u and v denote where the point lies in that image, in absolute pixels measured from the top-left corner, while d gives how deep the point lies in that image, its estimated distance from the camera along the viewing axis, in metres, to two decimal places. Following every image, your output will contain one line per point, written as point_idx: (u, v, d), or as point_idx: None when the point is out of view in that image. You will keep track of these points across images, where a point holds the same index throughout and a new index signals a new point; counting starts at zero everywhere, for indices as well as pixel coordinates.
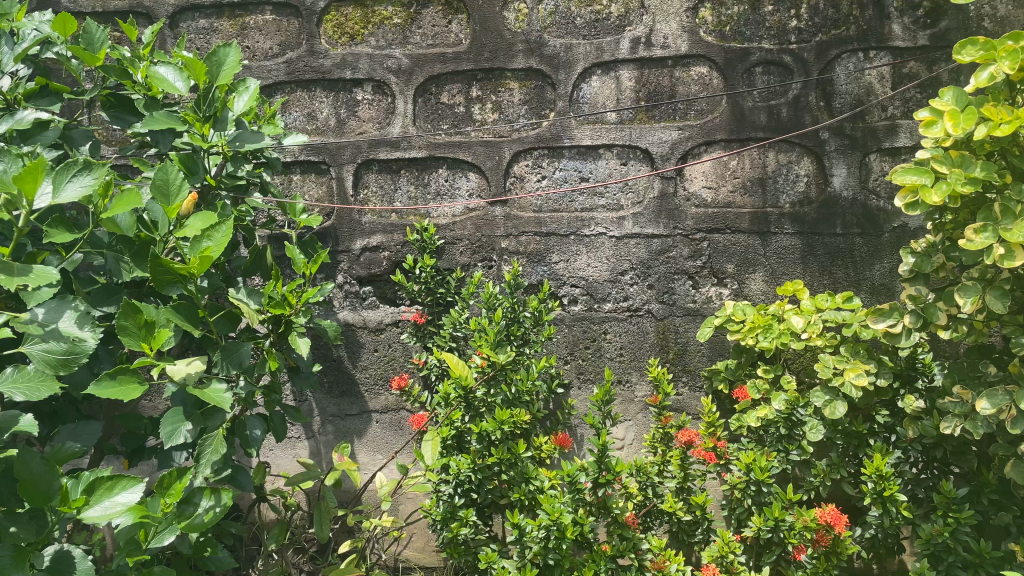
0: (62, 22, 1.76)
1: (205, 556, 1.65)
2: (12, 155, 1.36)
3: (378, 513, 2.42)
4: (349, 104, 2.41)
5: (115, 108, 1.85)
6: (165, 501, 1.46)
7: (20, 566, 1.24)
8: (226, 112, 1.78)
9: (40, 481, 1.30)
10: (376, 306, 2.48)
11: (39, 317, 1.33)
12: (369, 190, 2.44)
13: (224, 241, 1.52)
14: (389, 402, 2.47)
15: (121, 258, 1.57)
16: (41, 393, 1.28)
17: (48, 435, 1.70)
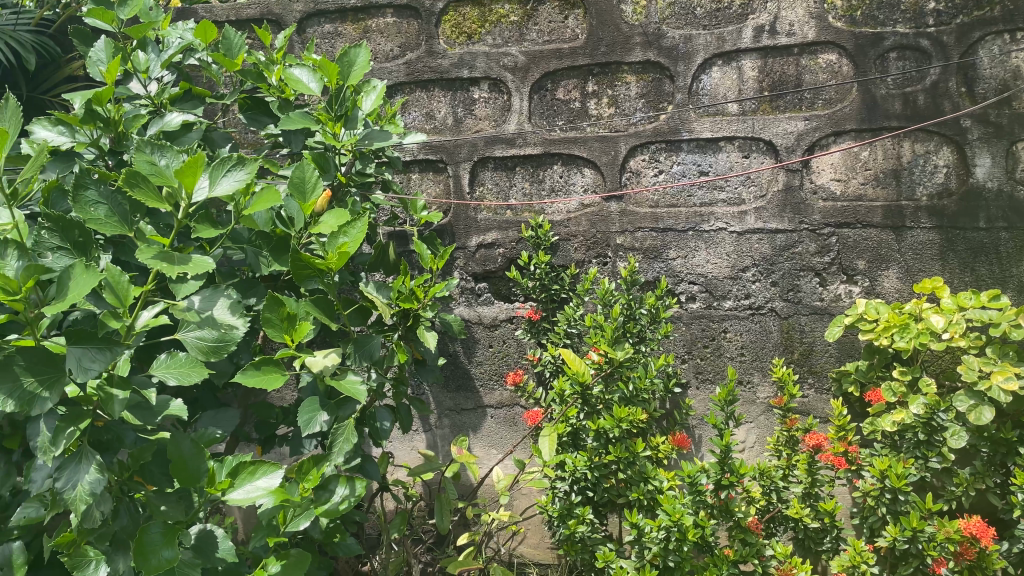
0: (204, 29, 1.85)
1: (334, 541, 1.71)
2: (172, 150, 1.43)
3: (495, 507, 2.44)
4: (466, 103, 2.44)
5: (251, 110, 1.94)
6: (304, 486, 1.55)
7: (170, 543, 1.31)
8: (356, 112, 1.84)
9: (189, 462, 1.38)
10: (491, 303, 2.51)
11: (197, 304, 1.40)
12: (485, 187, 2.46)
13: (359, 237, 1.57)
14: (504, 398, 2.48)
15: (259, 253, 1.65)
16: (192, 377, 1.35)
17: (191, 421, 1.80)
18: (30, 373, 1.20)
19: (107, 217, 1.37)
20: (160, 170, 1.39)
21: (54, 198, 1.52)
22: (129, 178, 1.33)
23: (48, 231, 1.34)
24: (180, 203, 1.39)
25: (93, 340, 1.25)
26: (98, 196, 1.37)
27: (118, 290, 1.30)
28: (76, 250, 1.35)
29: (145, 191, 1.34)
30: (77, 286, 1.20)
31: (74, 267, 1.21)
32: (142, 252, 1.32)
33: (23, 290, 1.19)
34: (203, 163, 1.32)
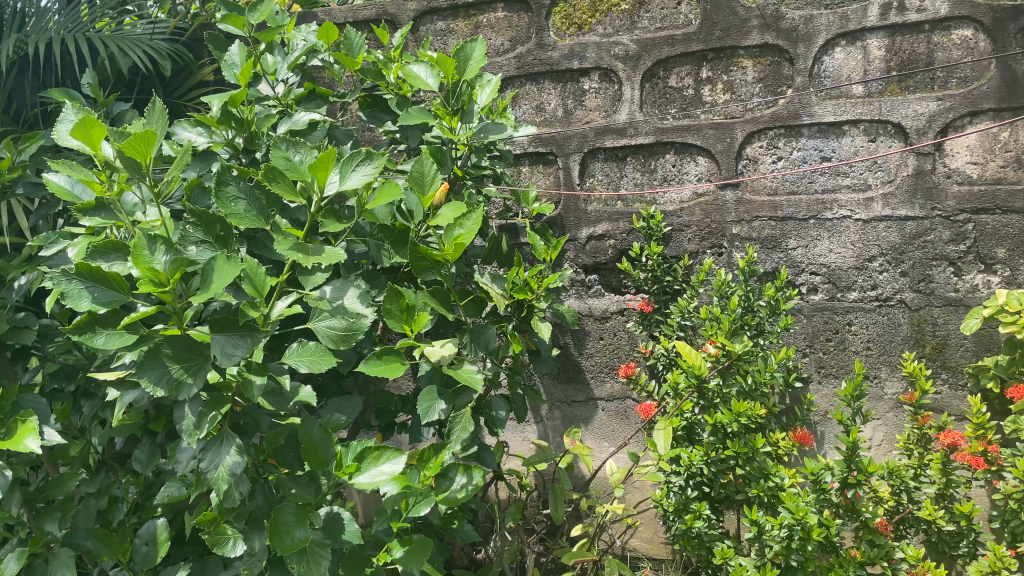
0: (327, 30, 1.93)
1: (452, 528, 1.74)
2: (305, 146, 1.51)
3: (608, 500, 2.44)
4: (576, 94, 2.43)
5: (371, 107, 2.01)
6: (424, 473, 1.58)
7: (302, 523, 1.38)
8: (472, 105, 1.87)
9: (319, 446, 1.43)
10: (602, 294, 2.48)
11: (327, 294, 1.48)
12: (595, 178, 2.44)
13: (475, 228, 1.59)
14: (615, 390, 2.46)
15: (381, 246, 1.69)
16: (322, 365, 1.39)
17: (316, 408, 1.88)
18: (177, 361, 1.29)
19: (246, 212, 1.45)
20: (296, 165, 1.46)
21: (196, 195, 1.61)
22: (267, 173, 1.43)
23: (192, 226, 1.43)
24: (313, 196, 1.46)
25: (235, 328, 1.31)
26: (238, 191, 1.45)
27: (256, 282, 1.37)
28: (219, 243, 1.43)
29: (282, 186, 1.44)
30: (219, 277, 1.25)
31: (217, 259, 1.26)
32: (280, 243, 1.42)
33: (171, 282, 1.27)
34: (335, 158, 1.38)
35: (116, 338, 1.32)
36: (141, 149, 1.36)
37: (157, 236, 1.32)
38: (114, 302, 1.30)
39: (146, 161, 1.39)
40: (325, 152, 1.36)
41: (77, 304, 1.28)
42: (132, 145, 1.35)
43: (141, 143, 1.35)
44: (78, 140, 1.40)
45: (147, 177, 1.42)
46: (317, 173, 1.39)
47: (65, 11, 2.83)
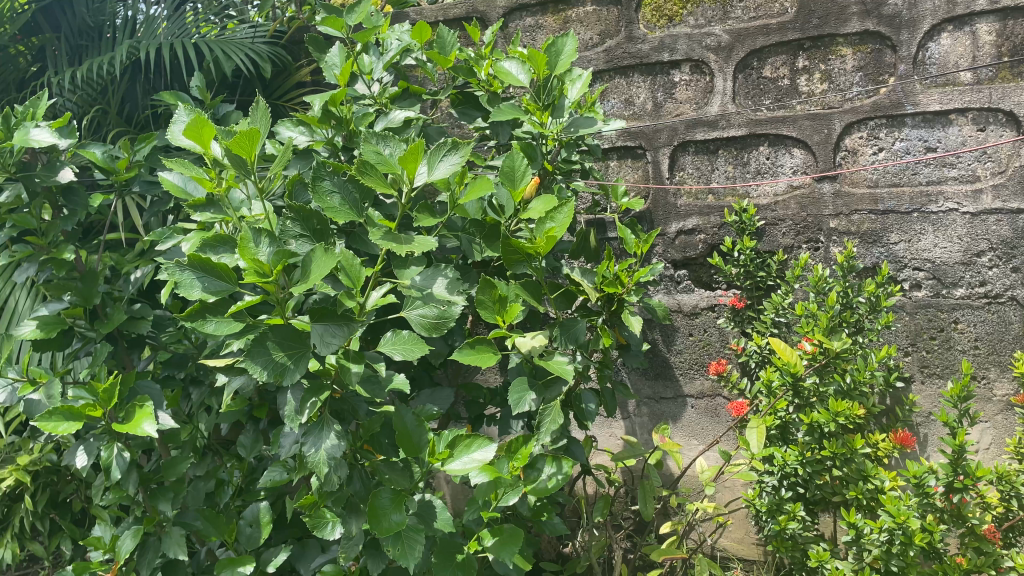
0: (420, 30, 1.96)
1: (541, 520, 1.76)
2: (395, 140, 1.54)
3: (698, 497, 2.41)
4: (666, 86, 2.39)
5: (462, 105, 2.03)
6: (513, 463, 1.58)
7: (398, 507, 1.41)
8: (563, 100, 1.88)
9: (413, 434, 1.48)
10: (692, 290, 2.44)
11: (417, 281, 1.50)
12: (686, 172, 2.40)
13: (566, 221, 1.60)
14: (705, 387, 2.43)
15: (473, 240, 1.75)
16: (415, 352, 1.43)
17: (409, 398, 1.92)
18: (280, 349, 1.34)
19: (341, 206, 1.47)
20: (386, 158, 1.47)
21: (297, 191, 1.65)
22: (360, 167, 1.44)
23: (291, 220, 1.47)
24: (404, 188, 1.49)
25: (333, 318, 1.36)
26: (333, 185, 1.47)
27: (352, 272, 1.39)
28: (316, 237, 1.47)
29: (375, 179, 1.45)
30: (318, 268, 1.30)
31: (315, 251, 1.32)
32: (372, 235, 1.45)
33: (273, 272, 1.31)
34: (424, 151, 1.40)
35: (225, 326, 1.38)
36: (246, 146, 1.42)
37: (261, 229, 1.40)
38: (222, 292, 1.36)
39: (251, 157, 1.46)
40: (413, 145, 1.39)
41: (189, 293, 1.34)
42: (238, 143, 1.41)
43: (247, 141, 1.41)
44: (190, 139, 1.46)
45: (252, 171, 1.49)
46: (406, 166, 1.42)
47: (173, 18, 3.08)
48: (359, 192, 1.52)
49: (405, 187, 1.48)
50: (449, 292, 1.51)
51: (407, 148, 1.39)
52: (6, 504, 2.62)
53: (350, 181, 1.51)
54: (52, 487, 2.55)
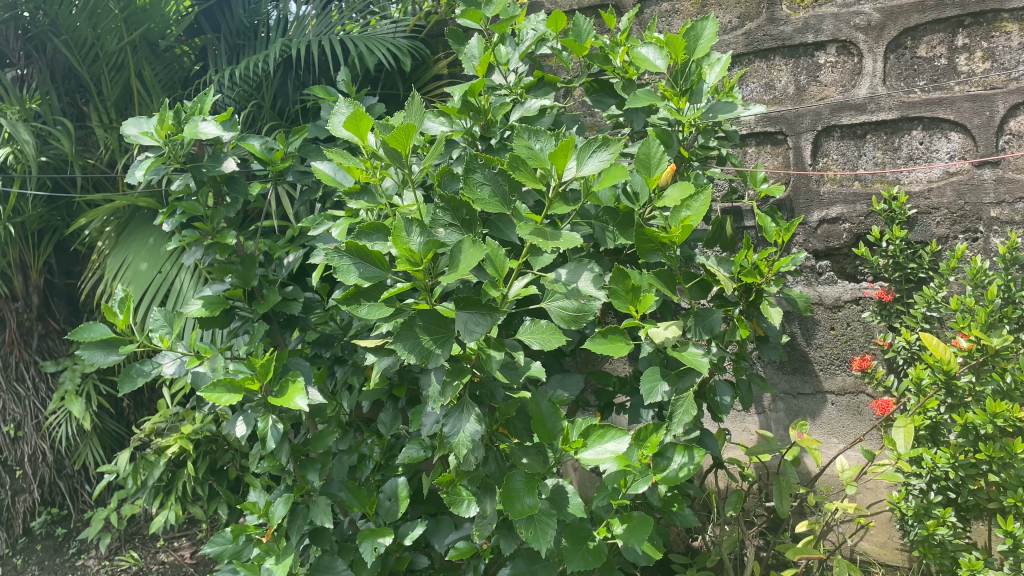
0: (556, 19, 1.97)
1: (671, 511, 1.74)
2: (546, 135, 1.54)
3: (838, 497, 2.32)
4: (810, 69, 2.30)
5: (597, 92, 2.04)
6: (642, 452, 1.57)
7: (531, 490, 1.45)
8: (701, 85, 1.84)
9: (546, 420, 1.50)
10: (835, 282, 2.35)
11: (563, 277, 1.50)
12: (830, 158, 2.31)
13: (702, 210, 1.56)
14: (847, 384, 2.33)
15: (606, 228, 1.75)
16: (552, 343, 1.46)
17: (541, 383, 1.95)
18: (427, 333, 1.40)
19: (490, 198, 1.50)
20: (536, 153, 1.49)
21: (446, 181, 1.71)
22: (511, 161, 1.47)
23: (441, 209, 1.51)
24: (552, 181, 1.50)
25: (477, 306, 1.40)
26: (484, 178, 1.50)
27: (497, 262, 1.43)
28: (464, 227, 1.50)
29: (525, 174, 1.47)
30: (466, 261, 1.32)
31: (464, 242, 1.34)
32: (521, 228, 1.44)
33: (424, 261, 1.37)
34: (575, 147, 1.38)
35: (376, 310, 1.44)
36: (402, 139, 1.44)
37: (412, 220, 1.42)
38: (376, 278, 1.43)
39: (406, 150, 1.48)
40: (564, 142, 1.38)
41: (346, 278, 1.43)
42: (395, 137, 1.44)
43: (404, 134, 1.43)
44: (349, 131, 1.52)
45: (406, 164, 1.52)
46: (556, 161, 1.43)
47: (321, 17, 3.28)
48: (509, 185, 1.54)
49: (553, 181, 1.50)
50: (593, 289, 1.51)
51: (557, 145, 1.38)
52: (172, 469, 2.87)
53: (501, 173, 1.53)
54: (210, 455, 2.77)
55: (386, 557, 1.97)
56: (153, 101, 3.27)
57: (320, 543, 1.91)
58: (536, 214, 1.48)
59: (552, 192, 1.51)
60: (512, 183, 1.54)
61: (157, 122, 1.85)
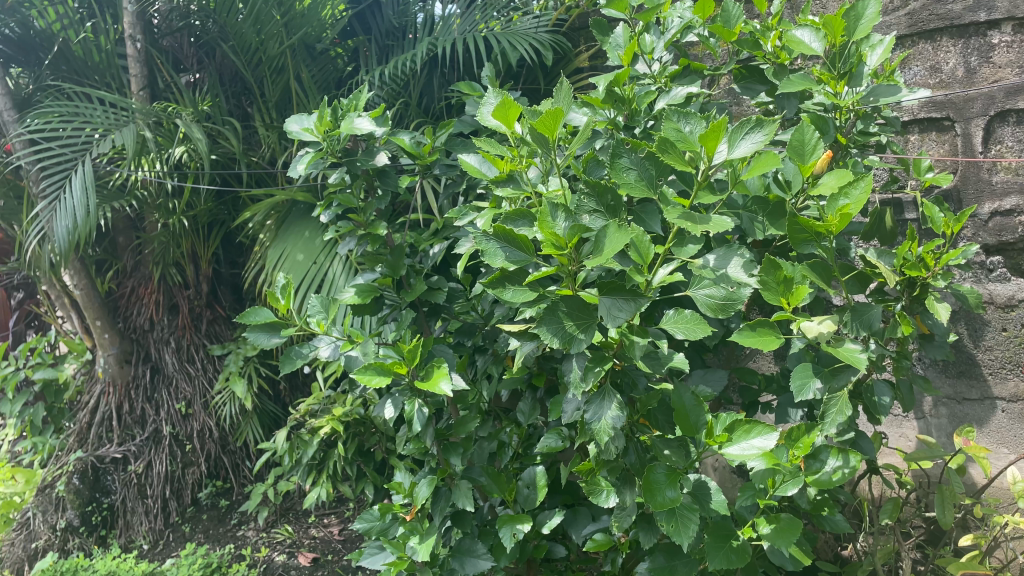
0: (703, 5, 1.88)
1: (821, 515, 1.66)
2: (696, 116, 1.47)
3: (1008, 511, 2.15)
4: (982, 49, 2.13)
5: (746, 79, 1.96)
6: (793, 453, 1.52)
7: (673, 484, 1.43)
8: (862, 67, 1.75)
9: (690, 413, 1.48)
10: (1008, 279, 2.16)
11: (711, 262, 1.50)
12: (1005, 145, 2.12)
13: (863, 198, 1.48)
14: (1021, 390, 2.14)
15: (755, 219, 1.67)
16: (697, 333, 1.42)
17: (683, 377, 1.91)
18: (570, 318, 1.41)
19: (637, 182, 1.49)
20: (686, 135, 1.45)
21: (591, 167, 1.73)
22: (659, 145, 1.43)
23: (586, 195, 1.50)
24: (701, 165, 1.45)
25: (620, 292, 1.39)
26: (631, 163, 1.49)
27: (641, 248, 1.42)
28: (609, 212, 1.49)
29: (673, 157, 1.43)
30: (611, 245, 1.32)
31: (610, 227, 1.33)
32: (667, 212, 1.42)
33: (569, 246, 1.38)
34: (726, 128, 1.34)
35: (521, 294, 1.46)
36: (550, 125, 1.47)
37: (557, 205, 1.45)
38: (521, 263, 1.44)
39: (553, 136, 1.51)
40: (714, 124, 1.33)
41: (492, 261, 1.44)
42: (543, 122, 1.47)
43: (552, 119, 1.45)
44: (497, 119, 1.56)
45: (553, 149, 1.55)
46: (706, 144, 1.37)
47: (465, 15, 3.34)
48: (656, 168, 1.52)
49: (703, 165, 1.44)
50: (743, 274, 1.49)
51: (708, 127, 1.34)
52: (324, 449, 3.04)
53: (648, 157, 1.51)
54: (359, 437, 2.92)
55: (524, 544, 2.00)
56: (310, 101, 3.47)
57: (461, 525, 1.96)
58: (684, 199, 1.47)
59: (701, 177, 1.46)
60: (659, 166, 1.51)
61: (317, 119, 1.95)
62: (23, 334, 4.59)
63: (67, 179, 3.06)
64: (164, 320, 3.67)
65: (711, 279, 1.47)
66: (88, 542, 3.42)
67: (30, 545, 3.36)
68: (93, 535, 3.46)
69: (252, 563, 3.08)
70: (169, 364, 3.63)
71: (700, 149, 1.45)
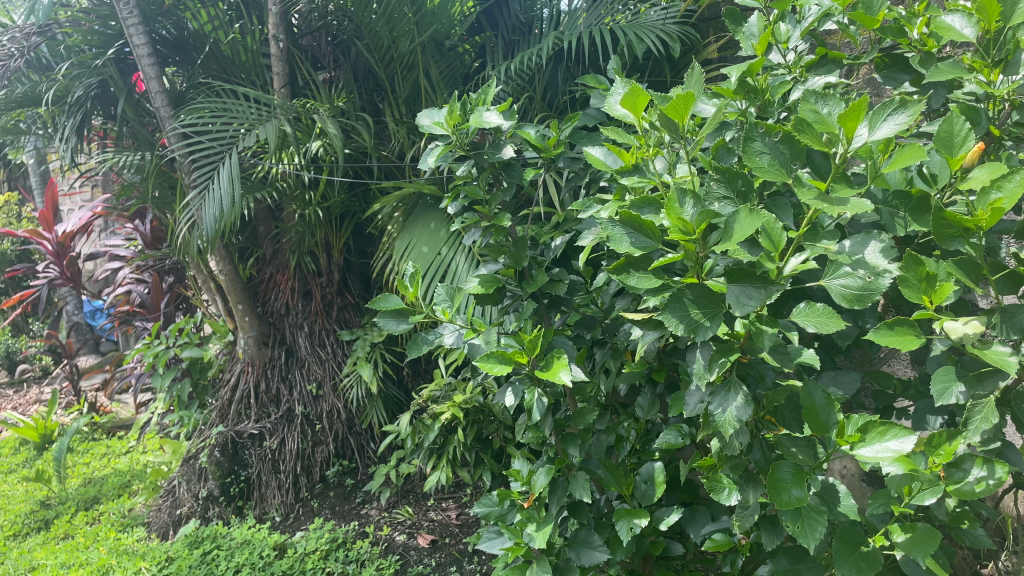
0: None
1: (961, 528, 1.57)
2: (835, 98, 1.41)
3: None
4: None
5: (888, 68, 1.89)
6: (933, 460, 1.44)
7: (800, 484, 1.39)
8: (1020, 54, 1.63)
9: (820, 411, 1.43)
10: None
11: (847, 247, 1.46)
12: None
13: (1018, 192, 1.38)
14: None
15: (896, 214, 1.63)
16: (829, 326, 1.38)
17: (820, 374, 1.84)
18: (696, 306, 1.40)
19: (770, 165, 1.45)
20: (824, 117, 1.39)
21: (721, 155, 1.70)
22: (794, 126, 1.40)
23: (717, 182, 1.54)
24: (840, 148, 1.38)
25: (751, 279, 1.38)
26: (764, 146, 1.45)
27: (773, 235, 1.38)
28: (739, 198, 1.51)
29: (809, 137, 1.39)
30: (740, 229, 1.33)
31: (740, 212, 1.33)
32: (803, 193, 1.38)
33: (696, 232, 1.40)
34: (868, 107, 1.28)
35: (646, 281, 1.46)
36: (681, 109, 1.48)
37: (686, 192, 1.46)
38: (647, 249, 1.47)
39: (683, 121, 1.52)
40: (855, 103, 1.28)
41: (617, 247, 1.48)
42: (674, 106, 1.48)
43: (683, 104, 1.47)
44: (626, 109, 1.57)
45: (683, 136, 1.55)
46: (845, 125, 1.32)
47: (591, 9, 3.34)
48: (791, 151, 1.47)
49: (841, 148, 1.38)
50: (880, 258, 1.43)
51: (848, 106, 1.28)
52: (445, 435, 3.12)
53: (783, 140, 1.46)
54: (478, 424, 2.99)
55: (641, 538, 2.00)
56: (438, 97, 3.57)
57: (578, 516, 1.99)
58: (820, 182, 1.41)
59: (839, 161, 1.39)
60: (795, 149, 1.46)
61: (447, 113, 2.00)
62: (173, 315, 4.97)
63: (215, 170, 3.27)
64: (298, 305, 3.88)
65: (848, 267, 1.42)
66: (226, 511, 3.63)
67: (175, 511, 3.64)
68: (232, 506, 3.68)
69: (375, 541, 3.21)
70: (302, 347, 3.83)
71: (839, 131, 1.38)
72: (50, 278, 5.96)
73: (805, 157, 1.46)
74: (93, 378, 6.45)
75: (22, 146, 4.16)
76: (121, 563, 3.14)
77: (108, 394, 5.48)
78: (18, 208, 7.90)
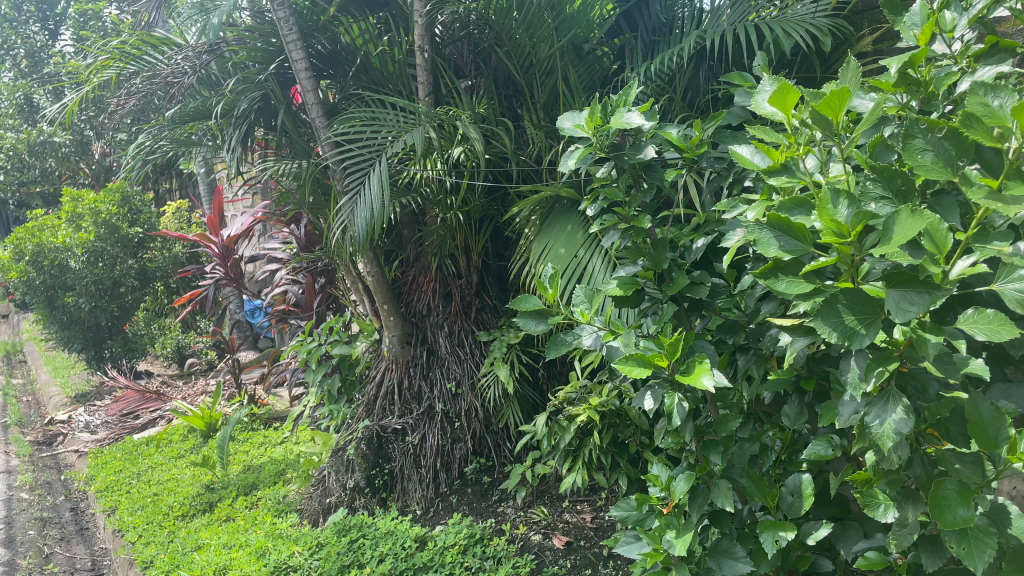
0: None
1: None
2: (1008, 88, 1.31)
3: None
4: None
5: None
6: None
7: (965, 502, 1.31)
8: None
9: (988, 426, 1.34)
10: None
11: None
12: None
13: None
14: None
15: None
16: (1001, 334, 1.30)
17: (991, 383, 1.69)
18: (851, 312, 1.36)
19: (934, 163, 1.39)
20: (995, 109, 1.29)
21: (880, 152, 1.62)
22: (962, 121, 1.31)
23: (875, 182, 1.48)
24: (1015, 142, 1.28)
25: (913, 285, 1.31)
26: (927, 143, 1.39)
27: (936, 237, 1.31)
28: (898, 198, 1.44)
29: (978, 133, 1.29)
30: (900, 232, 1.27)
31: (901, 213, 1.27)
32: (971, 194, 1.30)
33: (852, 234, 1.35)
34: None
35: (795, 286, 1.44)
36: (835, 105, 1.44)
37: (841, 192, 1.41)
38: (797, 252, 1.44)
39: (837, 118, 1.48)
40: None
41: (765, 250, 1.46)
42: (829, 103, 1.44)
43: (838, 100, 1.43)
44: (775, 107, 1.54)
45: (836, 134, 1.50)
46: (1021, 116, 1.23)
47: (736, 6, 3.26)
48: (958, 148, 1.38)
49: (1016, 141, 1.28)
50: None
51: None
52: (580, 436, 3.13)
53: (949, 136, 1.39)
54: (614, 428, 2.98)
55: (786, 552, 1.92)
56: (576, 100, 3.59)
57: (720, 525, 1.95)
58: (991, 181, 1.32)
59: (1013, 156, 1.30)
60: (961, 145, 1.37)
61: (588, 115, 2.03)
62: (324, 313, 5.25)
63: (366, 176, 3.44)
64: (439, 306, 4.00)
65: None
66: (371, 502, 3.84)
67: (325, 500, 3.85)
68: (376, 497, 3.87)
69: (511, 539, 3.26)
70: (443, 347, 3.95)
71: (1013, 124, 1.28)
72: (216, 278, 6.44)
73: (973, 153, 1.36)
74: (253, 372, 6.93)
75: (193, 157, 4.52)
76: (277, 546, 3.35)
77: (266, 387, 5.86)
78: (190, 214, 8.56)
